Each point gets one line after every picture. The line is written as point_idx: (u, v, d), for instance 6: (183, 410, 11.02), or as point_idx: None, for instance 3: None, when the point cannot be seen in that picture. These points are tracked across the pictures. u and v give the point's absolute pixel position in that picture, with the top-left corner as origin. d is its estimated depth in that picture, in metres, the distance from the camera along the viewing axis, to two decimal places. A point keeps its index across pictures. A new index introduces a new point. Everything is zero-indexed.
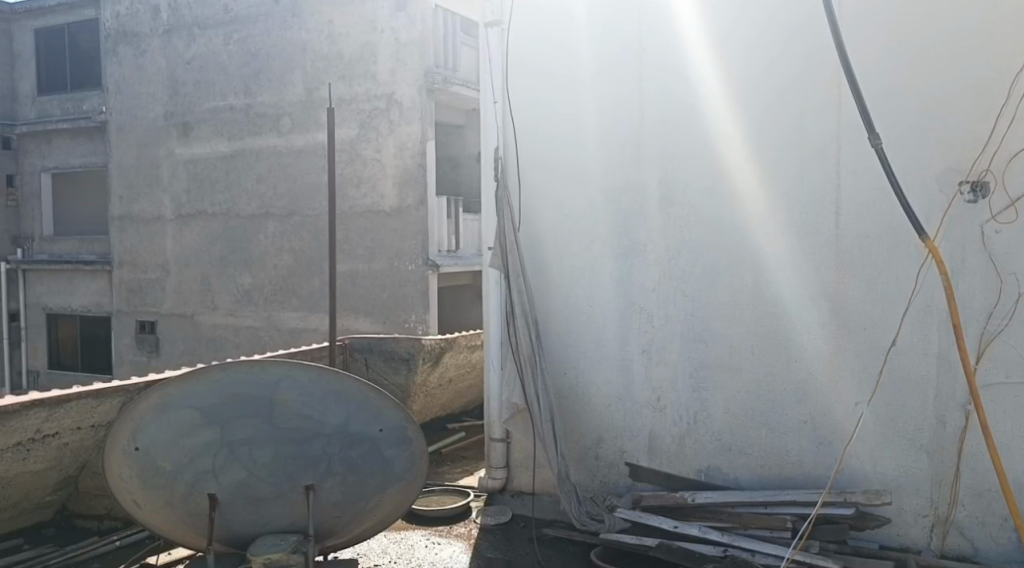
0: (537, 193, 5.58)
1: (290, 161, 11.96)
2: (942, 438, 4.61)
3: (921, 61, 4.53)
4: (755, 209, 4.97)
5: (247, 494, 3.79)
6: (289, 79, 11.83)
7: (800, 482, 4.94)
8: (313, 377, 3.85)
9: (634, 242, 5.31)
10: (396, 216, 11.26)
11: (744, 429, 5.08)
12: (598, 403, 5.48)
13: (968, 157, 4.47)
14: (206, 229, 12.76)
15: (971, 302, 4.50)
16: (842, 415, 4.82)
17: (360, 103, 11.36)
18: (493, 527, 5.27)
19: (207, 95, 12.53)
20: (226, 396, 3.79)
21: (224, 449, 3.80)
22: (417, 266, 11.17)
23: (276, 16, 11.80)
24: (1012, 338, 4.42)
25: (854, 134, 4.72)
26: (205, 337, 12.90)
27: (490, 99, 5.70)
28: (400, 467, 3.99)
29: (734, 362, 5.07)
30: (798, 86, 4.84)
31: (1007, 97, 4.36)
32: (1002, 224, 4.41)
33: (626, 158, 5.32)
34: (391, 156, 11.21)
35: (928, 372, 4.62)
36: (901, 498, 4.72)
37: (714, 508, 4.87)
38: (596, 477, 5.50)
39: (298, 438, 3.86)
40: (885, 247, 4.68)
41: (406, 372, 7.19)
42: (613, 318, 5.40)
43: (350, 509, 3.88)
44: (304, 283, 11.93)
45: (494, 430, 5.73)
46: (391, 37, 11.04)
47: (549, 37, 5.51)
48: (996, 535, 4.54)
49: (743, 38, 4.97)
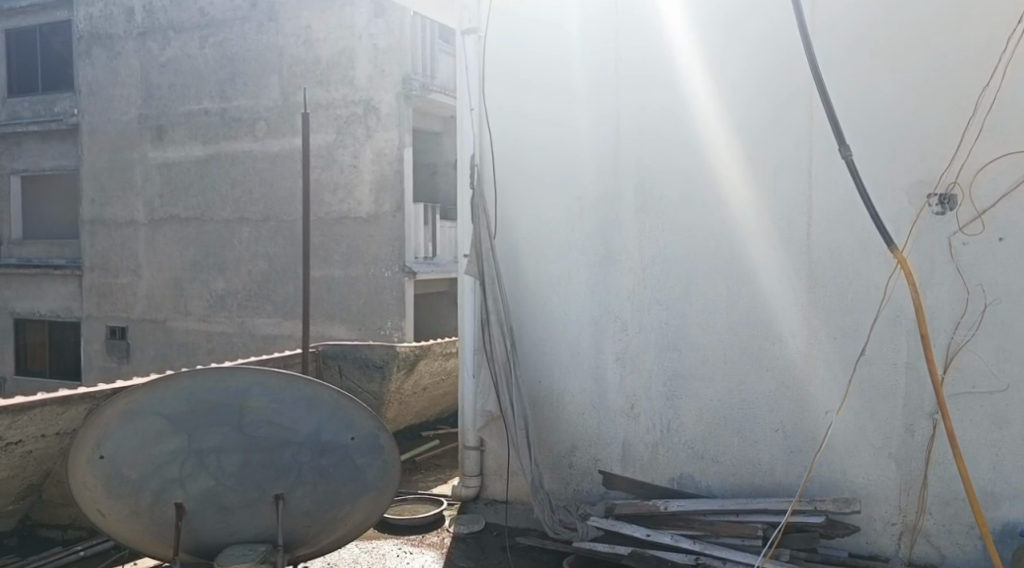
0: (512, 200, 5.58)
1: (265, 166, 11.89)
2: (911, 446, 4.65)
3: (895, 73, 4.57)
4: (731, 218, 4.99)
5: (216, 503, 3.76)
6: (265, 84, 11.76)
7: (771, 491, 4.96)
8: (283, 384, 3.77)
9: (610, 249, 5.32)
10: (373, 222, 11.23)
11: (717, 437, 5.09)
12: (572, 410, 5.47)
13: (936, 169, 4.52)
14: (179, 233, 12.65)
15: (939, 312, 4.55)
16: (814, 423, 4.85)
17: (338, 109, 11.31)
18: (466, 535, 5.24)
19: (182, 99, 12.42)
20: (193, 403, 3.72)
21: (192, 457, 3.75)
22: (393, 273, 11.15)
23: (253, 20, 11.73)
24: (978, 349, 4.47)
25: (826, 146, 4.76)
26: (177, 343, 12.80)
27: (467, 107, 5.68)
28: (372, 476, 3.95)
29: (708, 370, 5.09)
30: (773, 99, 4.88)
31: (973, 111, 4.42)
32: (969, 236, 4.47)
33: (603, 167, 5.32)
34: (368, 162, 11.17)
35: (897, 381, 4.67)
36: (871, 505, 4.75)
37: (686, 517, 4.88)
38: (569, 485, 5.49)
39: (267, 446, 3.80)
40: (856, 257, 4.72)
41: (380, 380, 7.15)
42: (588, 327, 5.40)
43: (320, 518, 3.86)
44: (278, 289, 11.84)
45: (468, 438, 5.70)
46: (369, 43, 11.01)
47: (528, 43, 5.51)
48: (962, 544, 4.59)
49: (720, 50, 5.00)
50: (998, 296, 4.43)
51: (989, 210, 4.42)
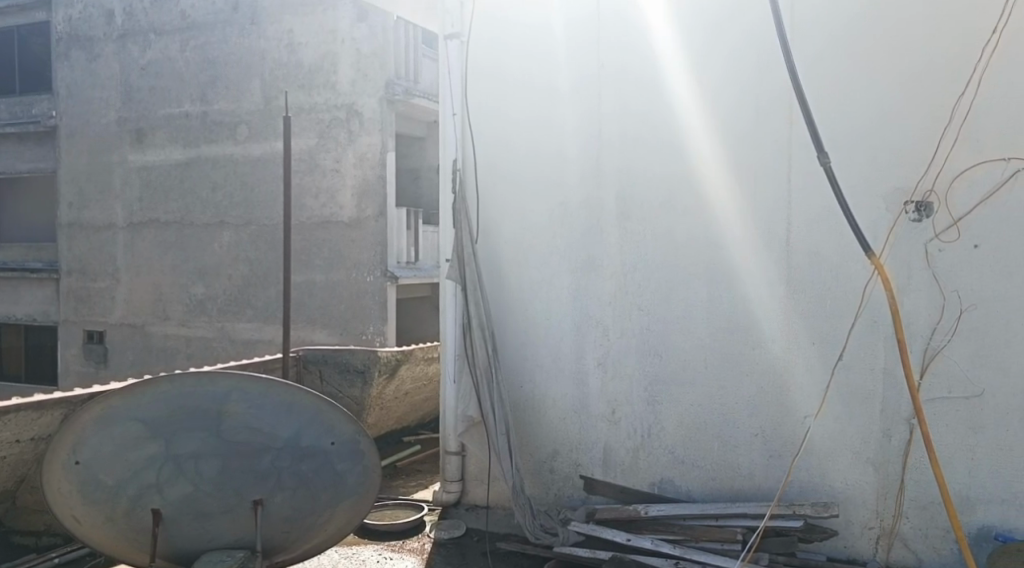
0: (494, 205, 5.58)
1: (246, 170, 11.84)
2: (888, 451, 4.69)
3: (873, 80, 4.62)
4: (712, 224, 5.02)
5: (194, 509, 3.72)
6: (246, 87, 11.71)
7: (750, 495, 4.99)
8: (263, 389, 3.76)
9: (591, 255, 5.34)
10: (354, 227, 11.19)
11: (697, 442, 5.11)
12: (553, 415, 5.48)
13: (913, 177, 4.56)
14: (158, 237, 12.58)
15: (916, 318, 4.59)
16: (793, 428, 4.88)
17: (320, 113, 11.28)
18: (446, 541, 5.23)
19: (162, 102, 12.35)
20: (171, 409, 3.69)
21: (170, 463, 3.71)
22: (375, 278, 11.12)
23: (235, 24, 11.68)
24: (954, 354, 4.51)
25: (805, 154, 4.80)
26: (156, 348, 12.70)
27: (449, 111, 5.67)
28: (352, 481, 3.92)
29: (688, 376, 5.11)
30: (754, 105, 4.91)
31: (949, 120, 4.47)
32: (945, 243, 4.52)
33: (585, 172, 5.34)
34: (351, 167, 11.14)
35: (875, 386, 4.70)
36: (849, 510, 4.78)
37: (667, 522, 4.89)
38: (550, 490, 5.49)
39: (246, 452, 3.77)
40: (835, 263, 4.76)
41: (361, 385, 7.13)
42: (569, 332, 5.41)
43: (299, 524, 3.84)
44: (258, 294, 11.78)
45: (450, 443, 5.69)
46: (352, 48, 10.99)
47: (511, 48, 5.51)
48: (939, 548, 4.62)
49: (701, 57, 5.04)
50: (974, 302, 4.47)
51: (964, 217, 4.47)
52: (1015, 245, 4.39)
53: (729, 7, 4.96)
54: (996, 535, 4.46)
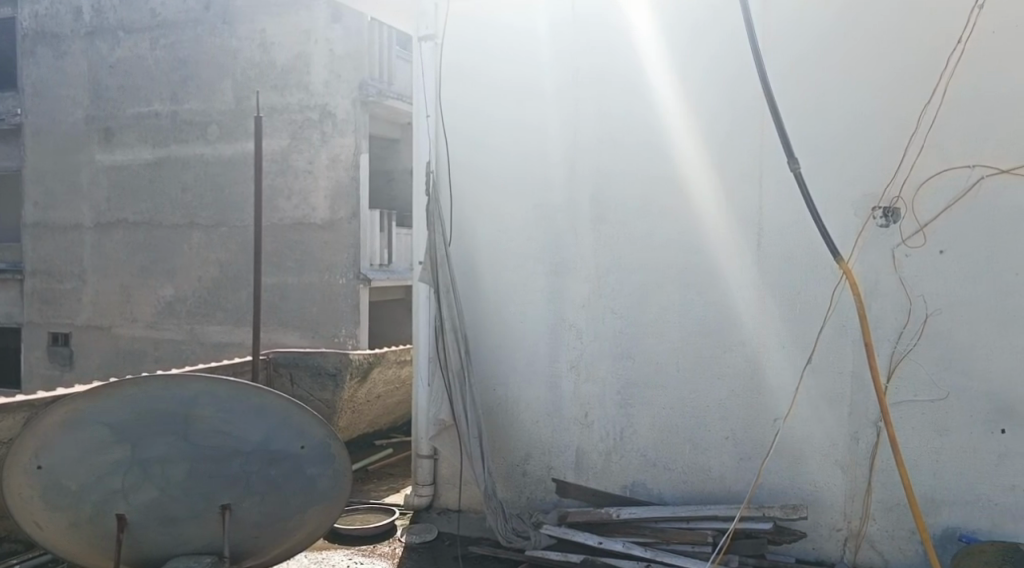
0: (468, 208, 5.57)
1: (217, 170, 11.73)
2: (856, 453, 4.73)
3: (842, 87, 4.66)
4: (684, 228, 5.04)
5: (160, 514, 3.67)
6: (218, 87, 11.60)
7: (720, 497, 5.01)
8: (230, 391, 3.69)
9: (564, 259, 5.34)
10: (327, 228, 11.13)
11: (668, 445, 5.13)
12: (526, 418, 5.47)
13: (881, 183, 4.61)
14: (127, 238, 12.43)
15: (883, 322, 4.63)
16: (763, 431, 4.90)
17: (293, 114, 11.21)
18: (418, 545, 5.20)
19: (132, 101, 12.20)
20: (137, 413, 3.62)
21: (136, 468, 3.64)
22: (348, 280, 11.06)
23: (206, 23, 11.57)
24: (919, 358, 4.56)
25: (775, 159, 4.84)
26: (123, 350, 12.54)
27: (423, 113, 5.64)
28: (322, 486, 3.88)
29: (659, 379, 5.13)
30: (728, 111, 4.94)
31: (916, 127, 4.53)
32: (912, 248, 4.57)
33: (559, 175, 5.34)
34: (324, 168, 11.08)
35: (843, 389, 4.74)
36: (817, 512, 4.81)
37: (638, 524, 4.91)
38: (523, 494, 5.48)
39: (214, 456, 3.71)
40: (804, 268, 4.80)
41: (333, 389, 7.07)
42: (543, 335, 5.41)
43: (268, 528, 3.80)
44: (229, 296, 11.67)
45: (422, 447, 5.67)
46: (325, 48, 10.93)
47: (486, 50, 5.50)
48: (905, 549, 4.66)
49: (677, 62, 5.05)
50: (939, 307, 4.53)
51: (931, 223, 4.52)
52: (979, 251, 4.45)
53: (706, 14, 4.98)
54: (961, 536, 4.50)
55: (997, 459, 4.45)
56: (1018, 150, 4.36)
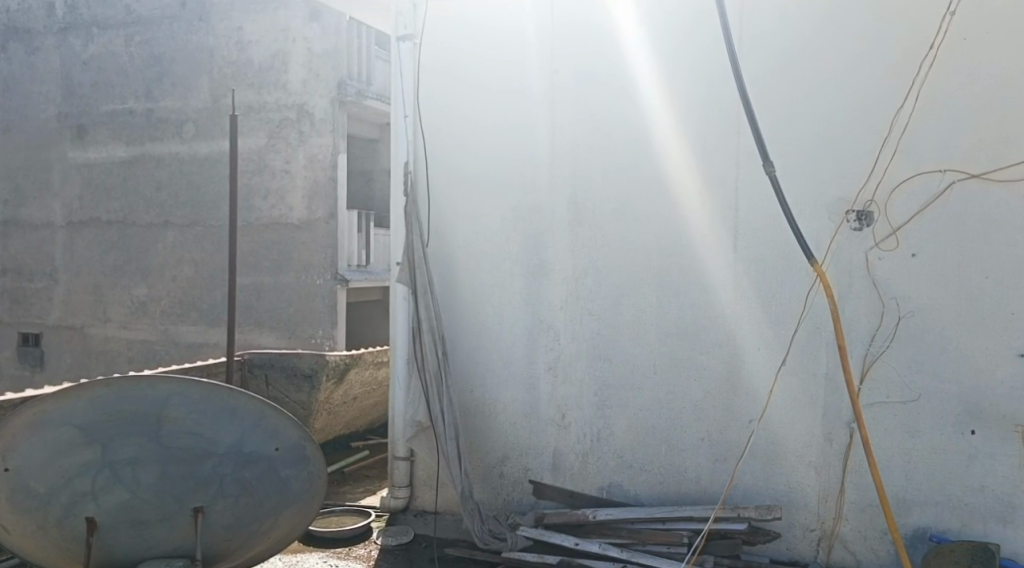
0: (446, 209, 5.56)
1: (192, 169, 11.63)
2: (829, 454, 4.75)
3: (816, 91, 4.69)
4: (662, 231, 5.05)
5: (130, 517, 3.60)
6: (194, 85, 11.50)
7: (696, 498, 5.02)
8: (203, 393, 3.68)
9: (542, 260, 5.34)
10: (305, 228, 11.06)
11: (644, 446, 5.13)
12: (503, 419, 5.46)
13: (854, 187, 4.65)
14: (100, 237, 12.31)
15: (856, 324, 4.67)
16: (737, 432, 4.93)
17: (270, 113, 11.12)
18: (393, 548, 5.17)
19: (105, 98, 12.08)
20: (108, 414, 3.58)
21: (106, 469, 3.58)
22: (325, 280, 11.00)
23: (182, 19, 11.45)
24: (891, 360, 4.61)
25: (751, 163, 4.86)
26: (95, 351, 12.43)
27: (401, 113, 5.61)
28: (297, 488, 3.87)
29: (636, 380, 5.13)
30: (706, 115, 4.95)
31: (889, 131, 4.57)
32: (885, 251, 4.61)
33: (537, 178, 5.34)
34: (301, 168, 11.01)
35: (816, 391, 4.77)
36: (791, 512, 4.84)
37: (614, 525, 4.92)
38: (499, 495, 5.47)
39: (187, 458, 3.68)
40: (779, 270, 4.82)
41: (308, 390, 7.02)
42: (520, 336, 5.40)
43: (241, 531, 3.74)
44: (203, 296, 11.57)
45: (398, 448, 5.64)
46: (303, 47, 10.85)
47: (465, 51, 5.48)
48: (877, 549, 4.69)
49: (659, 65, 5.06)
50: (911, 310, 4.57)
51: (904, 227, 4.56)
52: (950, 255, 4.49)
53: (688, 18, 4.97)
54: (931, 536, 4.54)
55: (967, 460, 4.49)
56: (988, 156, 4.40)
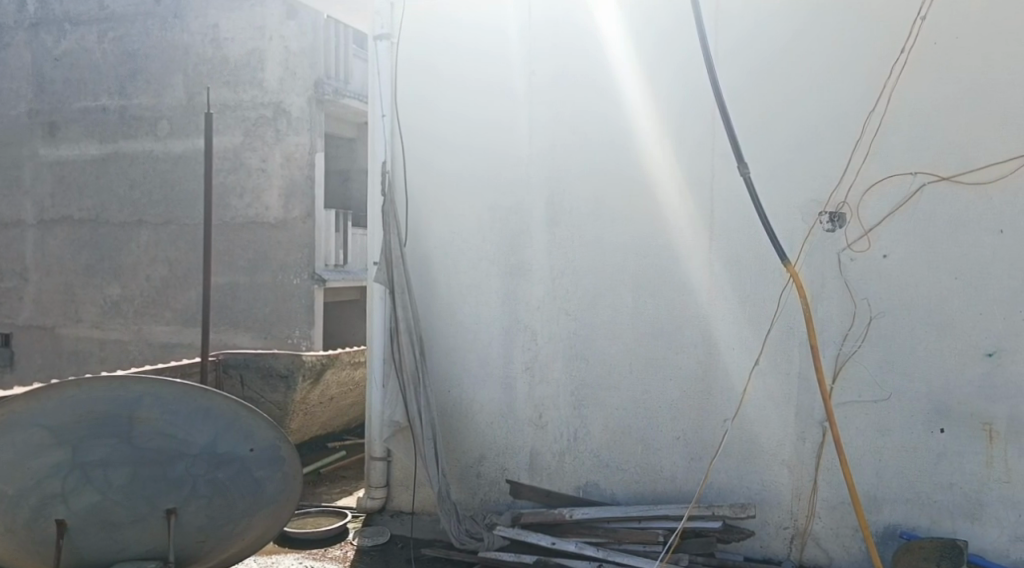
0: (423, 209, 5.54)
1: (166, 167, 11.53)
2: (802, 452, 4.79)
3: (790, 95, 4.73)
4: (639, 232, 5.07)
5: (101, 519, 3.54)
6: (168, 82, 11.39)
7: (672, 496, 5.04)
8: (176, 393, 3.67)
9: (520, 260, 5.34)
10: (281, 228, 11.01)
11: (620, 446, 5.15)
12: (480, 419, 5.46)
13: (828, 189, 4.68)
14: (72, 235, 12.18)
15: (828, 324, 4.71)
16: (711, 431, 4.95)
17: (246, 111, 11.04)
18: (370, 549, 5.15)
19: (77, 95, 11.96)
20: (79, 415, 3.53)
21: (76, 471, 3.53)
22: (302, 280, 10.95)
23: (156, 16, 11.34)
24: (863, 360, 4.65)
25: (726, 164, 4.89)
26: (67, 351, 12.33)
27: (379, 112, 5.59)
28: (271, 489, 3.85)
29: (613, 380, 5.15)
30: (684, 117, 4.97)
31: (861, 134, 4.61)
32: (857, 252, 4.65)
33: (516, 178, 5.34)
34: (277, 167, 10.95)
35: (790, 390, 4.80)
36: (765, 511, 4.87)
37: (591, 524, 4.94)
38: (476, 495, 5.47)
39: (159, 459, 3.64)
40: (753, 270, 4.85)
41: (284, 390, 6.99)
42: (497, 335, 5.40)
43: (214, 534, 3.69)
44: (178, 295, 11.47)
45: (375, 449, 5.62)
46: (280, 45, 10.77)
47: (444, 50, 5.47)
48: (849, 546, 4.73)
49: (639, 67, 5.07)
50: (882, 310, 4.61)
51: (875, 228, 4.61)
52: (921, 256, 4.54)
53: (670, 21, 4.98)
54: (901, 533, 4.59)
55: (937, 458, 4.54)
56: (957, 158, 4.45)
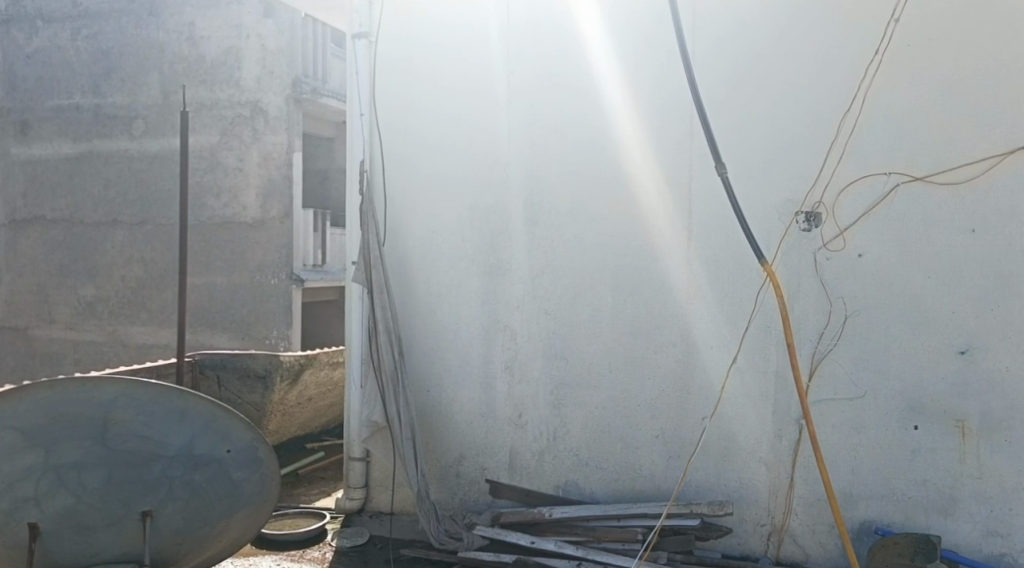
0: (402, 209, 5.53)
1: (142, 167, 11.42)
2: (778, 450, 4.82)
3: (766, 96, 4.76)
4: (618, 231, 5.08)
5: (75, 522, 3.52)
6: (143, 80, 11.29)
7: (651, 495, 5.06)
8: (153, 395, 3.59)
9: (499, 260, 5.34)
10: (259, 228, 10.95)
11: (599, 445, 5.16)
12: (460, 419, 5.45)
13: (803, 189, 4.72)
14: (44, 235, 12.04)
15: (804, 323, 4.74)
16: (690, 430, 4.97)
17: (223, 110, 10.96)
18: (348, 550, 5.12)
19: (50, 93, 11.82)
20: (52, 417, 3.46)
21: (50, 474, 3.48)
22: (281, 280, 10.89)
23: (131, 14, 11.22)
24: (839, 358, 4.68)
25: (704, 164, 4.91)
26: (41, 352, 12.21)
27: (357, 111, 5.57)
28: (249, 490, 3.83)
29: (592, 379, 5.15)
30: (662, 118, 4.99)
31: (836, 135, 4.65)
32: (832, 251, 4.68)
33: (494, 178, 5.33)
34: (254, 166, 10.88)
35: (767, 388, 4.83)
36: (742, 508, 4.90)
37: (570, 523, 4.95)
38: (455, 495, 5.46)
39: (135, 462, 3.59)
40: (731, 270, 4.88)
41: (262, 391, 6.94)
42: (477, 335, 5.39)
43: (191, 535, 3.69)
44: (153, 296, 11.36)
45: (354, 449, 5.60)
46: (257, 44, 10.68)
47: (423, 49, 5.45)
48: (825, 543, 4.77)
49: (619, 68, 5.08)
50: (858, 309, 4.65)
51: (850, 228, 4.65)
52: (895, 255, 4.58)
53: (650, 23, 4.99)
54: (877, 529, 4.63)
55: (911, 455, 4.59)
56: (930, 160, 4.50)
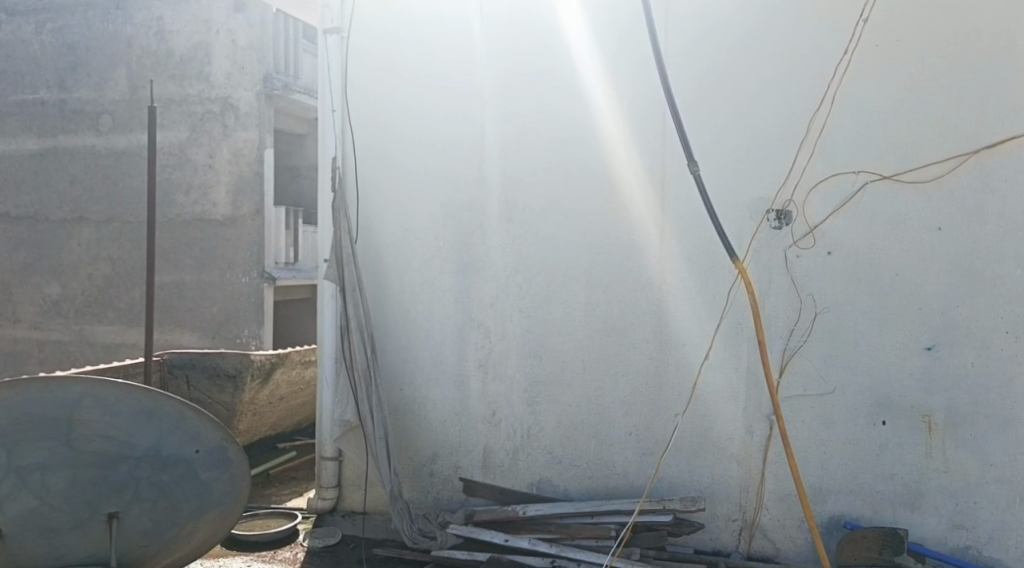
0: (374, 206, 5.48)
1: (109, 163, 11.25)
2: (749, 447, 4.85)
3: (738, 95, 4.77)
4: (592, 228, 5.07)
5: (40, 525, 3.47)
6: (111, 75, 11.12)
7: (625, 492, 5.06)
8: (119, 395, 3.51)
9: (472, 258, 5.32)
10: (229, 225, 10.82)
11: (573, 443, 5.16)
12: (433, 418, 5.42)
13: (775, 187, 4.74)
14: (9, 233, 11.85)
15: (775, 320, 4.76)
16: (662, 426, 4.98)
17: (193, 106, 10.83)
18: (320, 550, 5.07)
19: (15, 88, 11.66)
20: (15, 419, 3.39)
21: (13, 475, 3.42)
22: (251, 279, 10.79)
23: (97, 7, 11.03)
24: (809, 354, 4.71)
25: (677, 164, 4.92)
26: (5, 352, 12.03)
27: (329, 108, 5.53)
28: (219, 490, 3.76)
29: (565, 377, 5.15)
30: (637, 118, 5.00)
31: (806, 134, 4.67)
32: (802, 249, 4.71)
33: (469, 175, 5.30)
34: (225, 163, 10.77)
35: (738, 384, 4.85)
36: (714, 504, 4.92)
37: (544, 520, 4.95)
38: (429, 493, 5.43)
39: (100, 463, 3.52)
40: (703, 268, 4.89)
41: (232, 390, 6.87)
42: (450, 333, 5.37)
43: (158, 536, 3.64)
44: (121, 294, 11.20)
45: (326, 449, 5.54)
46: (227, 39, 10.53)
47: (397, 46, 5.41)
48: (795, 537, 4.80)
49: (595, 67, 5.06)
50: (828, 306, 4.67)
51: (821, 225, 4.67)
52: (865, 252, 4.61)
53: (626, 25, 4.99)
54: (845, 523, 4.67)
55: (879, 450, 4.63)
56: (899, 158, 4.53)
